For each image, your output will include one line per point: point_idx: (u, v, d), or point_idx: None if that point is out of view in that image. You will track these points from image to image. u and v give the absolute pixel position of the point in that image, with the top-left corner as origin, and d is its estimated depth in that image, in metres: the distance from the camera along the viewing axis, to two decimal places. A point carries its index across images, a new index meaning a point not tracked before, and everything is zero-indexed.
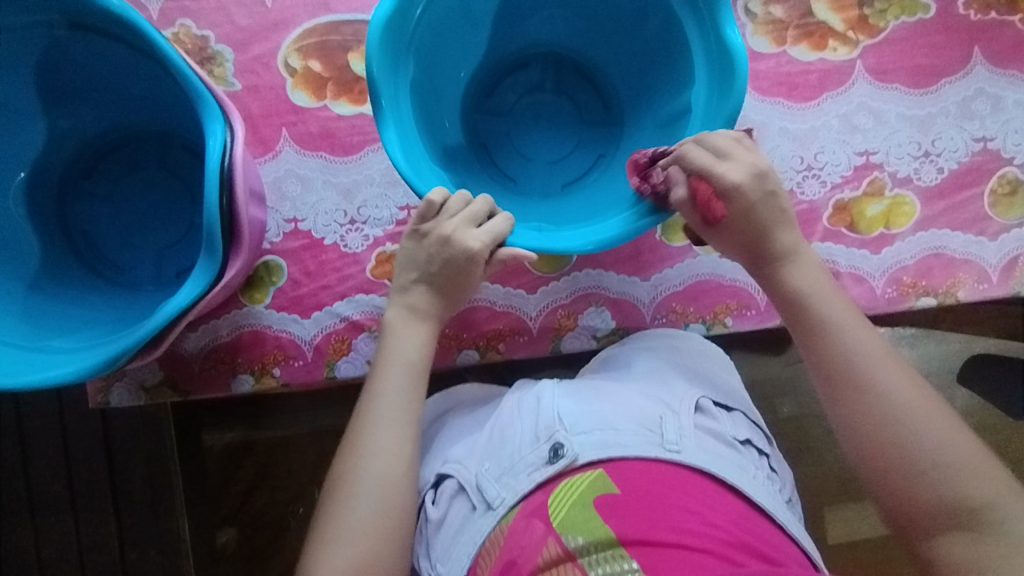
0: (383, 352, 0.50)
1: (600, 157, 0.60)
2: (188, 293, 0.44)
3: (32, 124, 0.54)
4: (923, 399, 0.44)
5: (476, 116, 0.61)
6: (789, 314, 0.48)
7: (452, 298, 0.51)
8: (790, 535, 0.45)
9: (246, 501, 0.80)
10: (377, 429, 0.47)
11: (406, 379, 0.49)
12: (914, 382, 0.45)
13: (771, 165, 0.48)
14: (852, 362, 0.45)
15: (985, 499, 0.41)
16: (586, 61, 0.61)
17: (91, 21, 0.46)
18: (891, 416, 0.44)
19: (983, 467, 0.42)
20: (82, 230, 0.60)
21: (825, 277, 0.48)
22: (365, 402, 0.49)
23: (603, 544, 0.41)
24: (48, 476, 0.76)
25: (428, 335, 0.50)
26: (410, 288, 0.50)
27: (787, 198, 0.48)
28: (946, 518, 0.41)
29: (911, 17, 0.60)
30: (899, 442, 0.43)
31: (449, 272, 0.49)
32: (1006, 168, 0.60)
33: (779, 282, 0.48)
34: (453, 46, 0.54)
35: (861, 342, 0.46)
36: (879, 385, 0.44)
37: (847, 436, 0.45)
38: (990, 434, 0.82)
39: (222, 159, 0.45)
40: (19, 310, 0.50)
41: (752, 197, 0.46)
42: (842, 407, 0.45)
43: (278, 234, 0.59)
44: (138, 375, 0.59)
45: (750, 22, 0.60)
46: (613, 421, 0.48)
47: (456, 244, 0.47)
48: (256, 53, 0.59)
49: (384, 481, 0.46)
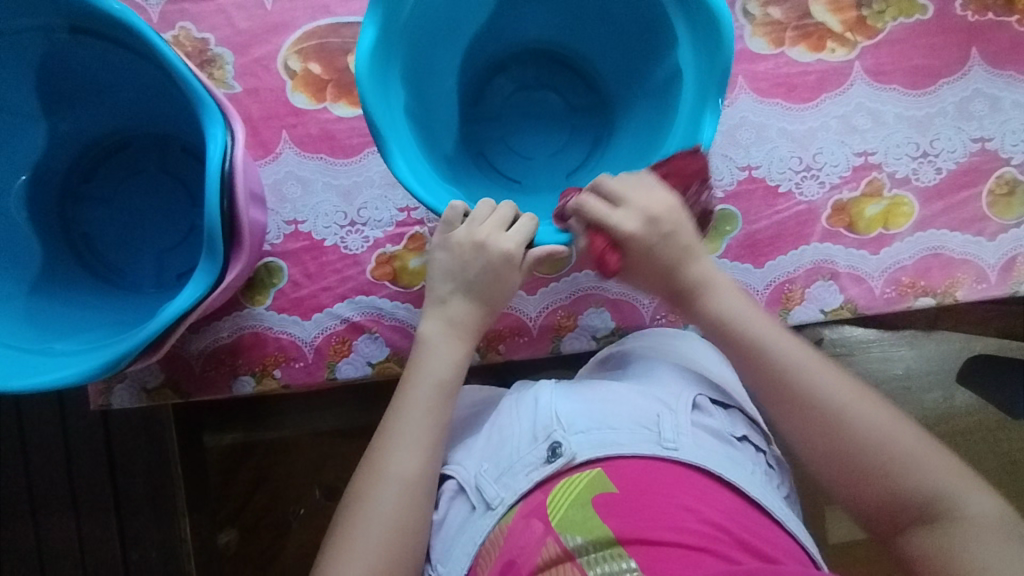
0: (415, 364, 0.50)
1: (598, 138, 0.60)
2: (189, 295, 0.44)
3: (34, 126, 0.54)
4: (864, 399, 0.46)
5: (471, 121, 0.62)
6: (716, 339, 0.49)
7: (484, 305, 0.51)
8: (789, 530, 0.46)
9: (246, 503, 0.80)
10: (402, 443, 0.47)
11: (436, 392, 0.49)
12: (851, 381, 0.47)
13: (673, 206, 0.48)
14: (788, 380, 0.46)
15: (942, 485, 0.43)
16: (572, 52, 0.61)
17: (90, 25, 0.46)
18: (835, 421, 0.45)
19: (934, 454, 0.44)
20: (82, 233, 0.60)
21: (745, 298, 0.49)
22: (391, 414, 0.49)
23: (601, 544, 0.41)
24: (50, 478, 0.76)
25: (462, 349, 0.50)
26: (447, 301, 0.50)
27: (688, 232, 0.49)
28: (909, 512, 0.43)
29: (909, 18, 0.61)
30: (850, 447, 0.45)
31: (486, 278, 0.50)
32: (1005, 168, 0.61)
33: (701, 309, 0.49)
34: (441, 49, 0.54)
35: (794, 356, 0.47)
36: (818, 392, 0.46)
37: (801, 448, 0.47)
38: (991, 432, 0.83)
39: (222, 162, 0.45)
40: (21, 314, 0.50)
41: (648, 242, 0.47)
42: (788, 423, 0.47)
43: (278, 236, 0.59)
44: (139, 376, 0.60)
45: (748, 23, 0.60)
46: (610, 421, 0.48)
47: (493, 250, 0.48)
48: (256, 56, 0.59)
49: (406, 496, 0.46)
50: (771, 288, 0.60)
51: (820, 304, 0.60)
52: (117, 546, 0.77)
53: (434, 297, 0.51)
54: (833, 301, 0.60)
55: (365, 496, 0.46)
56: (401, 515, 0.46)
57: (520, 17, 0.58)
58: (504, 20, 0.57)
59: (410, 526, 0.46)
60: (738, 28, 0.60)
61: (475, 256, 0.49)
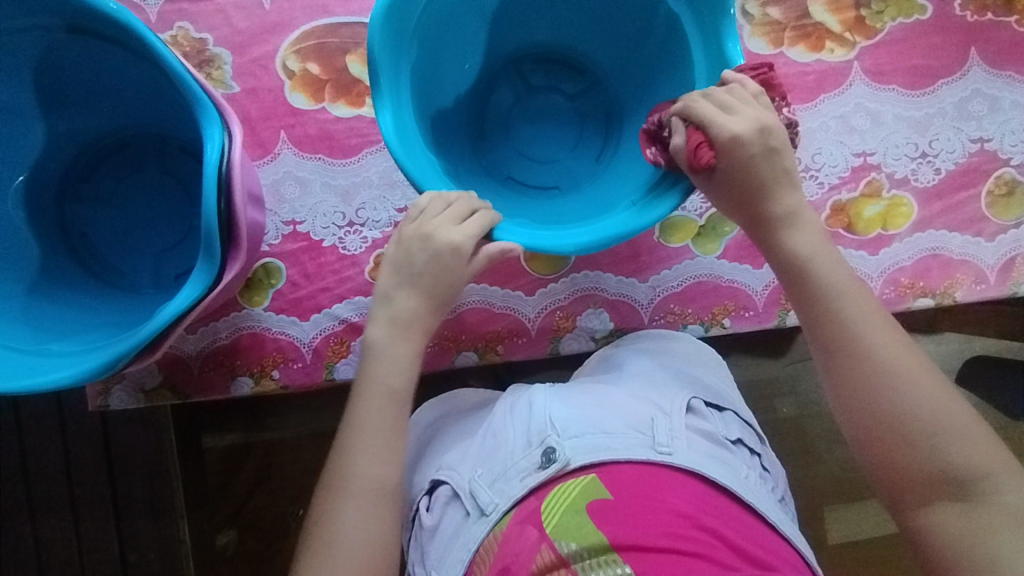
0: (364, 375, 0.49)
1: (610, 117, 0.61)
2: (186, 297, 0.44)
3: (32, 127, 0.54)
4: (925, 367, 0.44)
5: (481, 134, 0.61)
6: (788, 277, 0.47)
7: (437, 302, 0.50)
8: (784, 535, 0.45)
9: (246, 503, 0.80)
10: (361, 458, 0.47)
11: (388, 405, 0.48)
12: (918, 351, 0.45)
13: (779, 122, 0.46)
14: (854, 329, 0.44)
15: (982, 469, 0.41)
16: (569, 51, 0.61)
17: (89, 26, 0.46)
18: (892, 382, 0.43)
19: (981, 436, 0.42)
20: (81, 233, 0.60)
21: (827, 241, 0.47)
22: (347, 430, 0.48)
23: (596, 550, 0.41)
24: (49, 479, 0.76)
25: (412, 353, 0.49)
26: (392, 296, 0.49)
27: (789, 156, 0.46)
28: (941, 488, 0.41)
29: (908, 18, 0.61)
30: (900, 412, 0.43)
31: (434, 269, 0.49)
32: (1004, 169, 0.61)
33: (778, 247, 0.47)
34: (443, 64, 0.54)
35: (863, 310, 0.45)
36: (882, 350, 0.44)
37: (844, 403, 0.44)
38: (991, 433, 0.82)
39: (220, 162, 0.45)
40: (19, 315, 0.50)
41: (752, 150, 0.45)
42: (843, 374, 0.44)
43: (276, 236, 0.59)
44: (137, 377, 0.60)
45: (747, 23, 0.60)
46: (605, 425, 0.48)
47: (439, 240, 0.47)
48: (255, 56, 0.59)
49: (371, 512, 0.46)
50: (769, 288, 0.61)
51: None
52: (116, 546, 0.77)
53: (382, 291, 0.50)
54: None
55: (331, 515, 0.46)
56: (369, 531, 0.46)
57: (517, 24, 0.58)
58: (499, 31, 0.57)
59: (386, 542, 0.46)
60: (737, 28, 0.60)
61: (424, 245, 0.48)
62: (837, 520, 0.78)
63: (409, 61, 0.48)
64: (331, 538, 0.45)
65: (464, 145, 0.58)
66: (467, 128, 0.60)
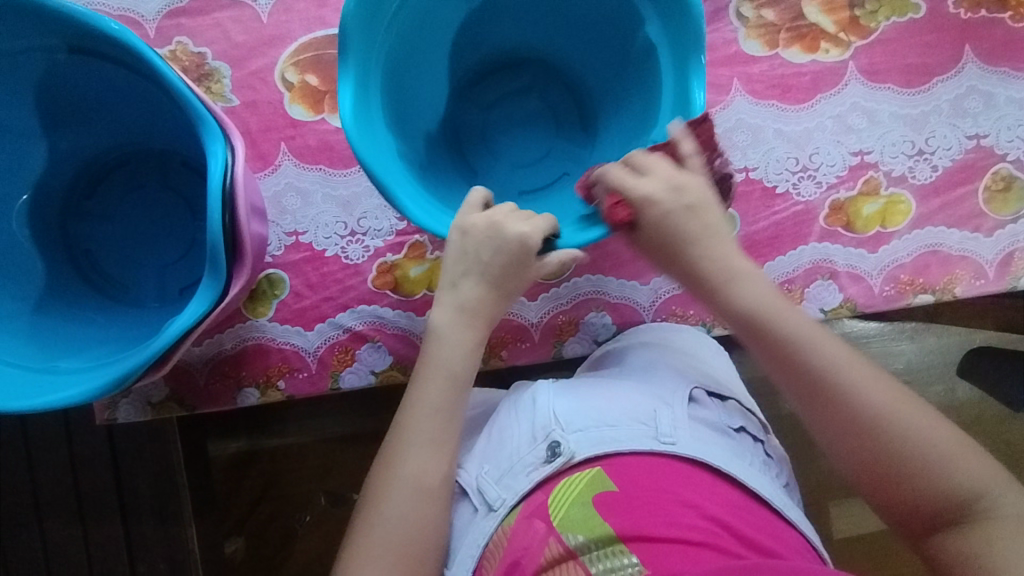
0: (425, 358, 0.49)
1: (574, 89, 0.62)
2: (191, 312, 0.45)
3: (34, 146, 0.54)
4: (903, 399, 0.43)
5: (462, 154, 0.61)
6: (743, 332, 0.47)
7: (500, 289, 0.49)
8: (789, 520, 0.46)
9: (252, 512, 0.82)
10: (419, 441, 0.47)
11: (445, 390, 0.48)
12: (885, 380, 0.44)
13: (697, 180, 0.47)
14: (821, 378, 0.44)
15: (976, 486, 0.41)
16: (510, 49, 0.61)
17: (88, 45, 0.47)
18: (871, 423, 0.43)
19: (966, 453, 0.42)
20: (85, 249, 0.60)
21: (771, 288, 0.47)
22: (403, 415, 0.48)
23: (603, 542, 0.42)
24: (57, 494, 0.76)
25: (475, 340, 0.49)
26: (458, 283, 0.49)
27: (713, 212, 0.47)
28: (941, 513, 0.41)
29: (902, 17, 0.61)
30: (883, 451, 0.42)
31: (502, 261, 0.48)
32: (1000, 165, 0.61)
33: (728, 300, 0.46)
34: (415, 77, 0.54)
35: (829, 354, 0.45)
36: (852, 394, 0.43)
37: (832, 448, 0.44)
38: (992, 424, 0.83)
39: (223, 177, 0.45)
40: (26, 333, 0.50)
41: (667, 206, 0.46)
42: (822, 422, 0.44)
43: (279, 247, 0.60)
44: (144, 391, 0.60)
45: (742, 25, 0.61)
46: (607, 417, 0.48)
47: (509, 232, 0.48)
48: (254, 68, 0.59)
49: (424, 498, 0.46)
50: None
51: (819, 303, 0.61)
52: (125, 558, 0.77)
53: (446, 279, 0.50)
54: (833, 301, 0.61)
55: (383, 499, 0.46)
56: (423, 514, 0.45)
57: (477, 35, 0.58)
58: (450, 54, 0.57)
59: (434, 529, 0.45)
60: (733, 30, 0.61)
61: (491, 237, 0.48)
62: (840, 515, 0.82)
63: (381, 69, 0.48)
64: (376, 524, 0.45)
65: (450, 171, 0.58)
66: (449, 152, 0.60)
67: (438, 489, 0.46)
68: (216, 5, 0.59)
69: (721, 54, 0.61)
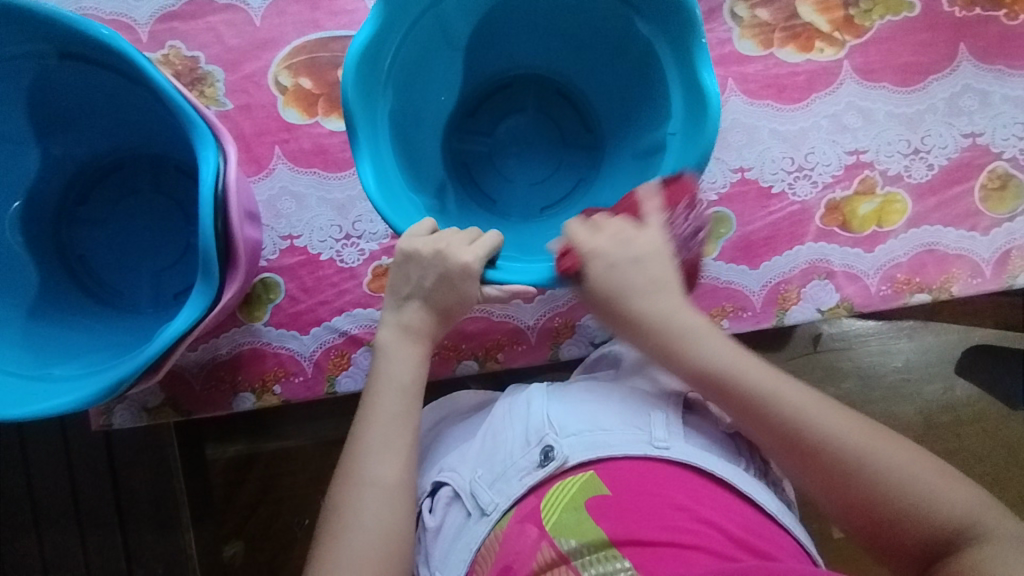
0: (377, 373, 0.49)
1: (575, 105, 0.62)
2: (185, 319, 0.44)
3: (27, 152, 0.54)
4: (876, 433, 0.44)
5: (475, 184, 0.61)
6: (705, 389, 0.46)
7: (443, 314, 0.50)
8: (782, 525, 0.46)
9: (250, 516, 0.82)
10: (375, 451, 0.47)
11: (399, 400, 0.48)
12: (851, 416, 0.45)
13: (648, 236, 0.47)
14: (794, 427, 0.44)
15: (963, 515, 0.41)
16: (514, 67, 0.61)
17: (80, 51, 0.47)
18: (849, 463, 0.43)
19: (946, 481, 0.42)
20: (79, 255, 0.60)
21: (725, 340, 0.47)
22: (359, 427, 0.48)
23: (595, 546, 0.42)
24: (51, 501, 0.76)
25: (422, 356, 0.50)
26: (403, 305, 0.50)
27: (659, 266, 0.47)
28: (933, 547, 0.41)
29: (896, 16, 0.61)
30: (866, 493, 0.42)
31: (443, 287, 0.48)
32: (996, 163, 0.61)
33: (685, 358, 0.46)
34: (415, 112, 0.54)
35: (797, 399, 0.45)
36: (825, 438, 0.43)
37: (818, 494, 0.44)
38: (993, 423, 0.83)
39: (215, 182, 0.45)
40: (20, 341, 0.50)
41: (609, 262, 0.46)
42: (800, 471, 0.44)
43: (273, 251, 0.59)
44: (139, 397, 0.60)
45: (737, 26, 0.60)
46: (602, 422, 0.48)
47: (452, 261, 0.47)
48: (247, 72, 0.59)
49: (384, 505, 0.46)
50: (767, 288, 0.61)
51: (815, 303, 0.60)
52: (122, 563, 0.77)
53: (393, 301, 0.50)
54: (830, 300, 0.61)
55: (344, 509, 0.46)
56: (385, 521, 0.45)
57: (486, 51, 0.58)
58: (439, 90, 0.57)
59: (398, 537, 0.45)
60: (727, 30, 0.60)
61: (432, 263, 0.47)
62: None
63: (381, 112, 0.48)
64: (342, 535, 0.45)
65: (474, 210, 0.58)
66: (463, 190, 0.60)
67: (398, 495, 0.46)
68: (210, 9, 0.59)
69: (716, 54, 0.60)
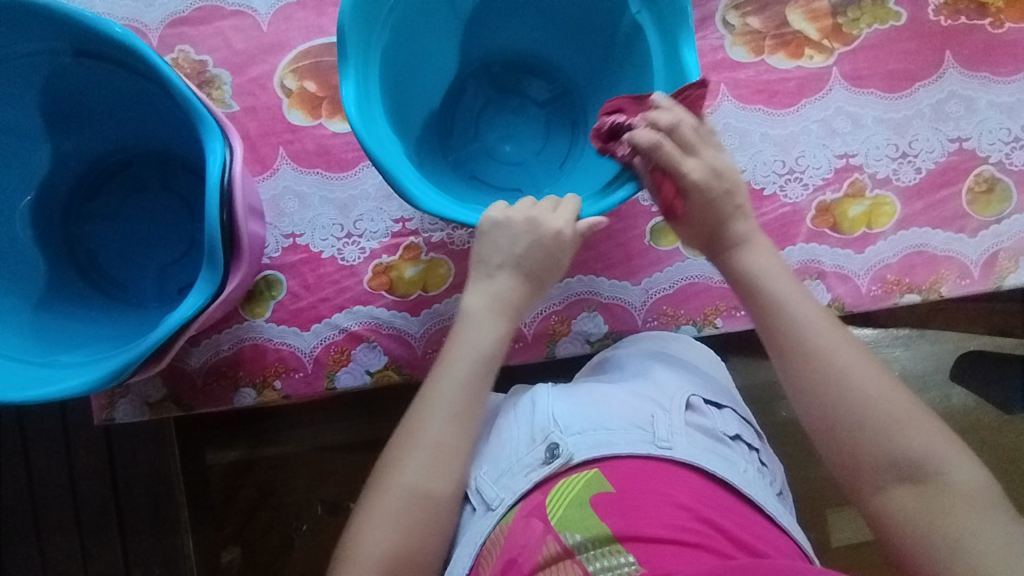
0: (456, 340, 0.52)
1: (541, 81, 0.65)
2: (189, 305, 0.45)
3: (38, 147, 0.56)
4: (869, 361, 0.48)
5: (485, 179, 0.63)
6: (738, 290, 0.52)
7: (524, 283, 0.53)
8: (778, 525, 0.47)
9: (248, 521, 0.82)
10: (439, 414, 0.50)
11: (472, 368, 0.51)
12: (854, 341, 0.49)
13: (728, 165, 0.53)
14: (800, 332, 0.49)
15: (929, 453, 0.45)
16: (473, 59, 0.63)
17: (93, 47, 0.48)
18: (838, 375, 0.47)
19: (922, 418, 0.46)
20: (87, 249, 0.62)
21: (775, 256, 0.52)
22: (427, 388, 0.51)
23: (600, 541, 0.42)
24: (57, 495, 0.78)
25: (500, 334, 0.52)
26: (494, 274, 0.53)
27: (743, 194, 0.53)
28: (895, 477, 0.45)
29: (883, 25, 0.63)
30: (846, 408, 0.47)
31: (536, 253, 0.52)
32: (983, 167, 0.62)
33: (731, 262, 0.52)
34: (402, 106, 0.56)
35: (807, 312, 0.50)
36: (824, 349, 0.48)
37: (802, 399, 0.49)
38: (989, 432, 0.87)
39: (222, 174, 0.47)
40: (29, 329, 0.51)
41: (713, 193, 0.52)
42: (794, 372, 0.49)
43: (277, 249, 0.61)
44: (142, 391, 0.61)
45: (728, 33, 0.63)
46: (607, 422, 0.49)
47: (544, 228, 0.51)
48: (253, 75, 0.61)
49: (433, 462, 0.49)
50: None
51: None
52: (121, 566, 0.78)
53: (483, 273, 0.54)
54: (821, 300, 0.62)
55: (392, 464, 0.49)
56: (431, 479, 0.48)
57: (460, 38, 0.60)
58: (421, 92, 0.60)
59: (436, 496, 0.48)
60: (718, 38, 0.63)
61: (525, 231, 0.52)
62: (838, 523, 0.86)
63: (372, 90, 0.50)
64: (385, 486, 0.48)
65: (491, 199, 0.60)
66: (474, 186, 0.61)
67: (448, 457, 0.49)
68: (218, 15, 0.61)
69: (708, 60, 0.62)
